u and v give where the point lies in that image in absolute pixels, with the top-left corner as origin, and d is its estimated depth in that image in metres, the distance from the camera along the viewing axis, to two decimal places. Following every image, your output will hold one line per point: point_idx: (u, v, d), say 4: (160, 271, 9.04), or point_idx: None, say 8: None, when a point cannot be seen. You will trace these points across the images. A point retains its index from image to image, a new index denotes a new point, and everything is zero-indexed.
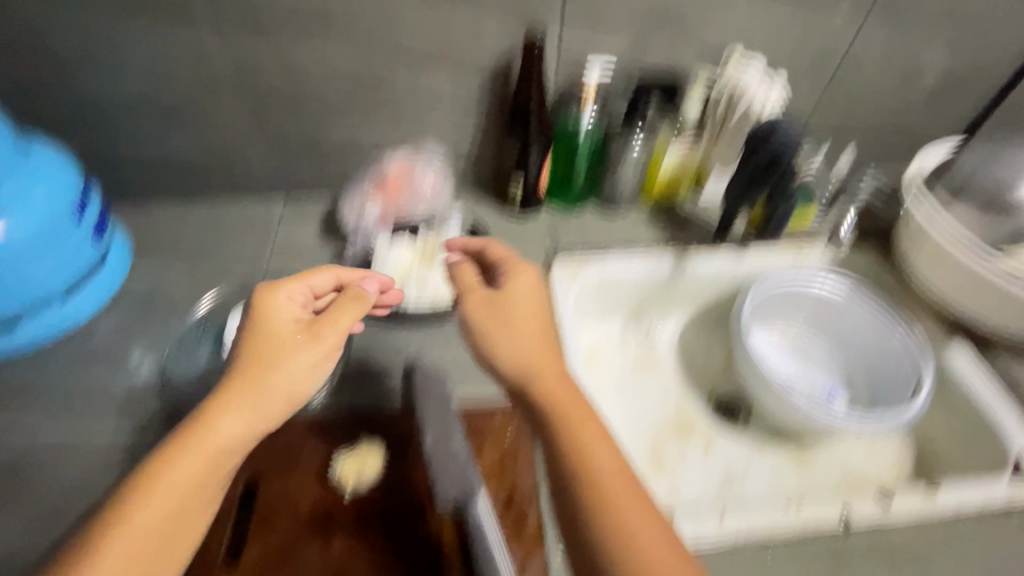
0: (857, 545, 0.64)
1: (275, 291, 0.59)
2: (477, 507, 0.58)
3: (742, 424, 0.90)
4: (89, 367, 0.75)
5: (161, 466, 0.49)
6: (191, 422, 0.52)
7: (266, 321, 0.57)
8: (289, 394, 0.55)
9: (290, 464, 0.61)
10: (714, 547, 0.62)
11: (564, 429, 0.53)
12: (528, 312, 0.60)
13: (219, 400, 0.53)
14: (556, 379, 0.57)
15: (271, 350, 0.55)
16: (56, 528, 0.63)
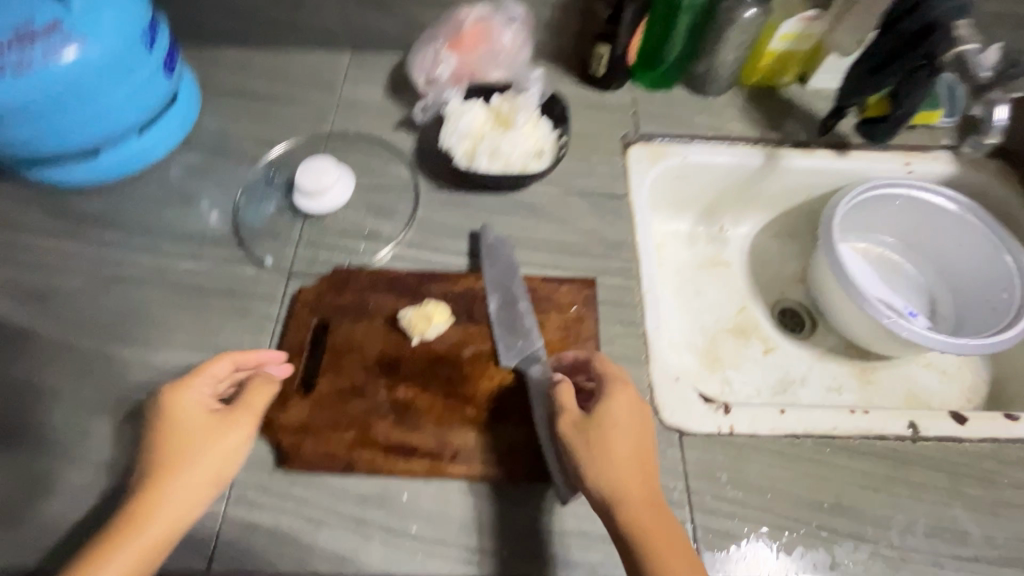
0: (923, 460, 0.58)
1: (190, 391, 0.52)
2: (539, 367, 0.58)
3: (807, 334, 0.87)
4: (163, 200, 0.75)
5: (87, 568, 0.43)
6: (119, 518, 0.46)
7: (183, 413, 0.51)
8: (221, 468, 0.50)
9: (357, 312, 0.62)
10: (766, 437, 0.59)
11: (651, 565, 0.44)
12: (629, 446, 0.50)
13: (144, 499, 0.47)
14: (647, 505, 0.47)
15: (187, 449, 0.49)
16: (136, 339, 0.64)
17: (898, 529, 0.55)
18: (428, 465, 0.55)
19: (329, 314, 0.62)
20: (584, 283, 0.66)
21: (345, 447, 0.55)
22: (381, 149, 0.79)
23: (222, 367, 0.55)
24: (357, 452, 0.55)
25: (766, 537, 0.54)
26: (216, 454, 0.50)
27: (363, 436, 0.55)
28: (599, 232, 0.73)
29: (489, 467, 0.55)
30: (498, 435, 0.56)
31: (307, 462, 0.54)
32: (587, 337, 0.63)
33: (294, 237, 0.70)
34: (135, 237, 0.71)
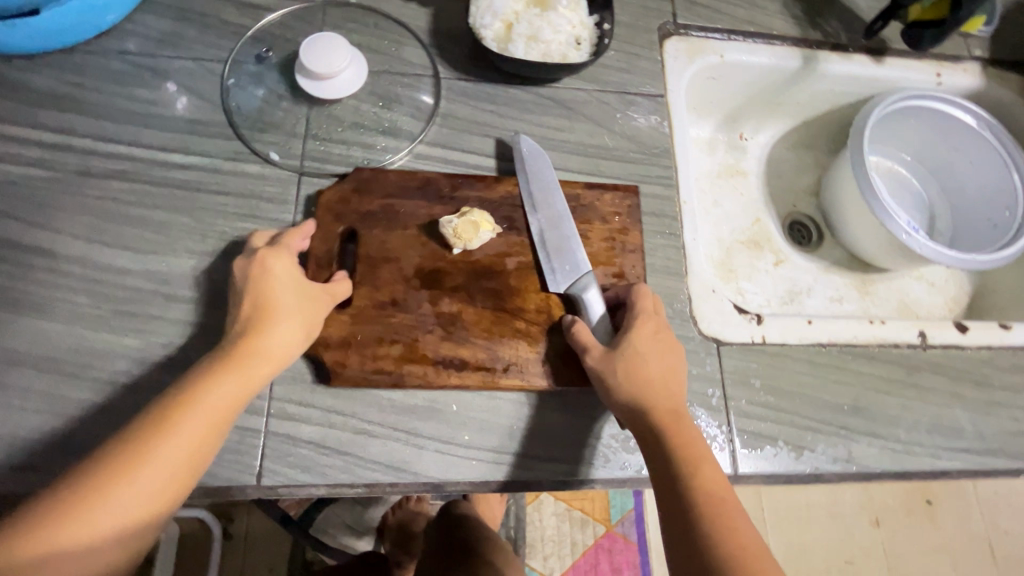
0: (930, 364, 0.63)
1: (282, 257, 0.50)
2: (590, 295, 0.54)
3: (814, 247, 0.89)
4: (130, 76, 0.62)
5: (194, 392, 0.44)
6: (195, 374, 0.45)
7: (281, 273, 0.49)
8: (309, 330, 0.49)
9: (388, 220, 0.57)
10: (794, 346, 0.62)
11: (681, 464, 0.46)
12: (659, 368, 0.51)
13: (225, 354, 0.46)
14: (675, 419, 0.49)
15: (284, 305, 0.48)
16: (127, 245, 0.55)
17: (906, 427, 0.60)
18: (480, 378, 0.53)
19: (357, 222, 0.56)
20: (627, 192, 0.63)
21: (393, 363, 0.52)
22: (391, 27, 0.68)
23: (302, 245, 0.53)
24: (406, 365, 0.52)
25: (793, 437, 0.58)
26: (308, 316, 0.49)
27: (410, 350, 0.53)
28: (638, 136, 0.68)
29: (544, 378, 0.54)
30: (548, 346, 0.55)
31: (354, 378, 0.51)
32: (633, 249, 0.60)
33: (300, 129, 0.61)
34: (102, 121, 0.59)
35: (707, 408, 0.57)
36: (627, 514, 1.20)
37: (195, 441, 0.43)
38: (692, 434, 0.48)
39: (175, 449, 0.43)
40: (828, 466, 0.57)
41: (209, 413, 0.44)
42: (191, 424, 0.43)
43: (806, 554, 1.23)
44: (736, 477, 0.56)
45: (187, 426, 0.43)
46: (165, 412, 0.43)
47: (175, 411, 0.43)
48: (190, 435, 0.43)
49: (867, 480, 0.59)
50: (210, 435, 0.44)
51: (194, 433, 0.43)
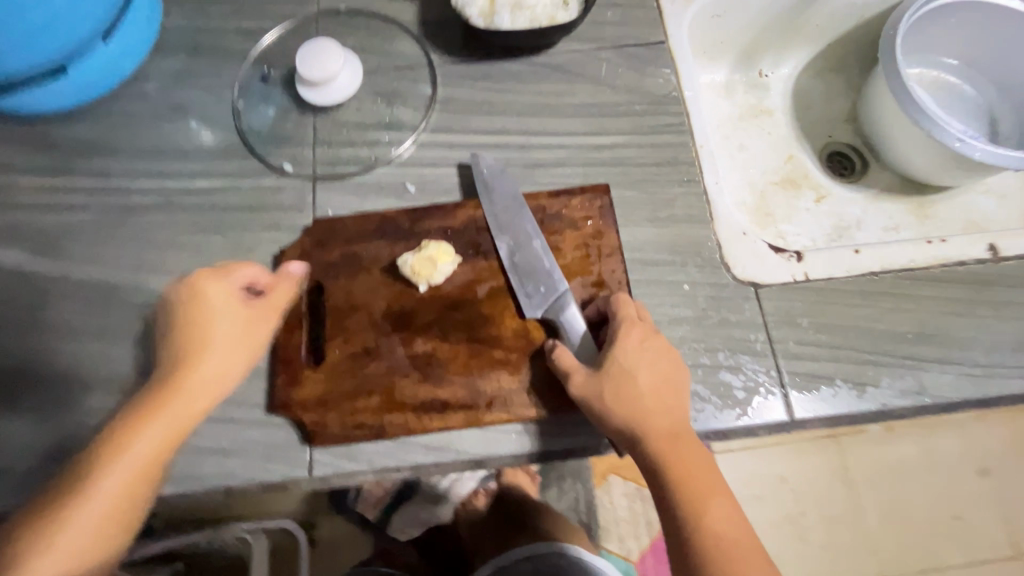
0: (1004, 278, 0.57)
1: (216, 290, 0.50)
2: (569, 314, 0.51)
3: (859, 175, 0.82)
4: (153, 116, 0.66)
5: (133, 428, 0.46)
6: (134, 410, 0.47)
7: (214, 306, 0.50)
8: (241, 360, 0.50)
9: (351, 266, 0.55)
10: (842, 278, 0.57)
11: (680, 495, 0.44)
12: (650, 386, 0.47)
13: (162, 389, 0.47)
14: (674, 444, 0.46)
15: (213, 339, 0.49)
16: (169, 269, 0.59)
17: (984, 348, 0.54)
18: (465, 418, 0.51)
19: (320, 274, 0.55)
20: (598, 190, 0.57)
21: (373, 414, 0.51)
22: (382, 25, 0.69)
23: (250, 273, 0.52)
24: (387, 412, 0.51)
25: (852, 374, 0.53)
26: (240, 351, 0.50)
27: (389, 398, 0.51)
28: (642, 87, 0.65)
29: (532, 408, 0.51)
30: (531, 374, 0.52)
31: (337, 434, 0.51)
32: (611, 251, 0.55)
33: (309, 137, 0.64)
34: (134, 160, 0.64)
35: (752, 353, 0.54)
36: None
37: (126, 483, 0.44)
38: (696, 461, 0.46)
39: (104, 494, 0.44)
40: (897, 401, 0.53)
41: (140, 454, 0.45)
42: (128, 462, 0.45)
43: (904, 511, 1.14)
44: (793, 423, 0.53)
45: (118, 468, 0.44)
46: (99, 455, 0.45)
47: (107, 455, 0.45)
48: (127, 474, 0.45)
49: (945, 410, 0.54)
50: (141, 478, 0.45)
51: (133, 470, 0.45)
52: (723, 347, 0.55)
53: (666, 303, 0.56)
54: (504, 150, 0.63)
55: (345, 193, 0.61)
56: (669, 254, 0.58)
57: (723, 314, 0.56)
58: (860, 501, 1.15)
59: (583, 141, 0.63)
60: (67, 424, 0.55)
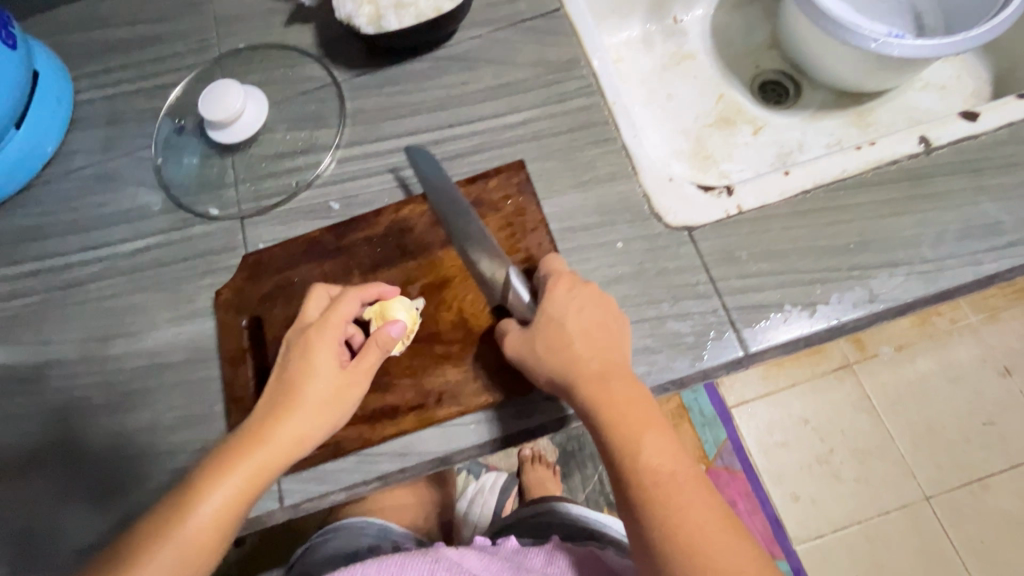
0: (940, 168, 0.55)
1: (328, 333, 0.49)
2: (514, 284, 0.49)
3: (795, 99, 0.81)
4: (80, 190, 0.68)
5: (213, 477, 0.45)
6: (218, 458, 0.46)
7: (314, 350, 0.49)
8: (326, 416, 0.48)
9: (285, 293, 0.55)
10: (775, 203, 0.56)
11: (611, 432, 0.43)
12: (581, 329, 0.47)
13: (245, 443, 0.46)
14: (608, 381, 0.45)
15: (303, 389, 0.48)
16: (118, 332, 0.60)
17: (931, 242, 0.53)
18: (417, 418, 0.51)
19: (257, 308, 0.56)
20: (514, 168, 0.57)
21: (327, 433, 0.51)
22: (282, 53, 0.69)
23: (354, 308, 0.50)
24: (340, 427, 0.51)
25: (801, 296, 0.52)
26: (325, 399, 0.48)
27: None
28: (545, 58, 0.65)
29: (481, 396, 0.51)
30: (475, 363, 0.51)
31: (295, 461, 0.51)
32: (535, 225, 0.55)
33: (231, 177, 0.65)
34: (69, 236, 0.65)
35: (696, 296, 0.54)
36: (724, 445, 1.16)
37: (197, 539, 0.43)
38: (631, 395, 0.45)
39: (179, 546, 0.43)
40: (851, 313, 0.51)
41: (218, 506, 0.44)
42: (199, 515, 0.44)
43: (931, 427, 1.12)
44: (749, 357, 0.52)
45: (194, 519, 0.44)
46: (184, 500, 0.45)
47: (189, 501, 0.44)
48: (196, 529, 0.44)
49: (904, 313, 0.52)
50: (213, 534, 0.44)
51: (201, 527, 0.44)
52: (666, 296, 0.54)
53: (603, 264, 0.56)
54: (420, 149, 0.63)
55: (272, 224, 0.62)
56: (599, 217, 0.57)
57: (661, 264, 0.55)
58: (885, 427, 1.13)
59: (495, 122, 0.63)
60: (40, 503, 0.55)
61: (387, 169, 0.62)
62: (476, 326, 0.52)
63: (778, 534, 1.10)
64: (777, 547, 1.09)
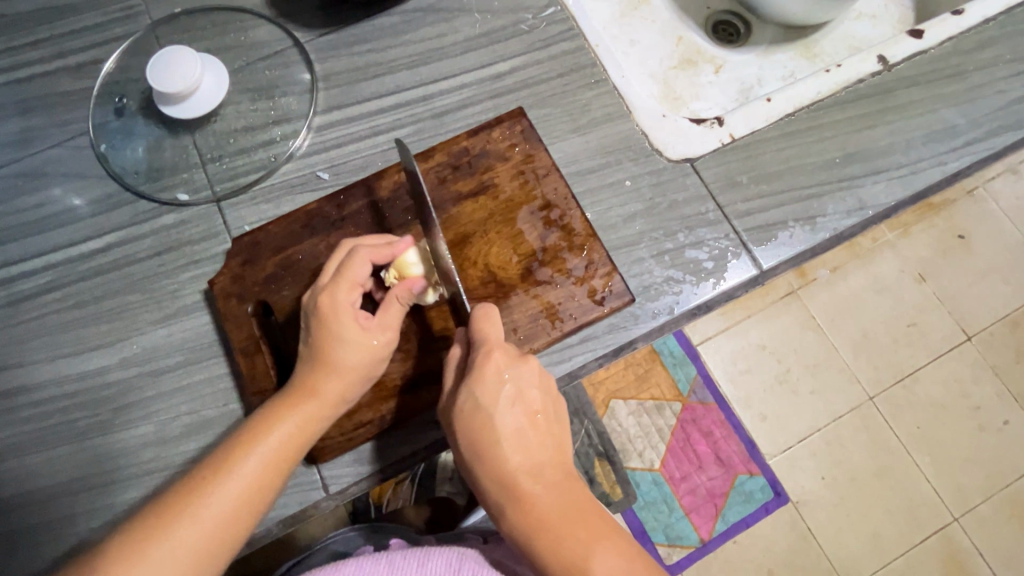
0: (901, 82, 0.60)
1: (340, 299, 0.45)
2: (572, 259, 0.51)
3: (745, 37, 0.84)
4: (6, 192, 0.58)
5: (263, 431, 0.44)
6: (262, 417, 0.45)
7: (333, 316, 0.45)
8: (360, 378, 0.46)
9: (293, 272, 0.51)
10: (763, 128, 0.58)
11: (547, 544, 0.41)
12: (513, 429, 0.44)
13: (289, 401, 0.45)
14: (549, 488, 0.43)
15: (333, 351, 0.45)
16: (91, 345, 0.53)
17: (902, 149, 0.58)
18: None
19: (262, 292, 0.51)
20: (515, 115, 0.55)
21: (370, 410, 0.49)
22: (229, 17, 0.62)
23: (364, 271, 0.47)
24: (381, 401, 0.50)
25: (800, 212, 0.56)
26: (359, 358, 0.46)
27: (379, 387, 0.50)
28: (521, 2, 0.63)
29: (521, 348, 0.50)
30: (510, 315, 0.50)
31: (338, 444, 0.49)
32: (547, 170, 0.54)
33: (194, 158, 0.58)
34: (4, 246, 0.56)
35: (707, 224, 0.56)
36: (695, 381, 1.23)
37: (249, 486, 0.42)
38: (571, 507, 0.43)
39: (231, 492, 0.42)
40: (845, 222, 0.56)
41: (269, 456, 0.43)
42: (250, 467, 0.43)
43: (871, 336, 1.24)
44: (763, 274, 0.55)
45: (246, 466, 0.43)
46: (235, 447, 0.43)
47: (240, 449, 0.43)
48: (246, 481, 0.42)
49: (887, 217, 0.57)
50: (265, 483, 0.43)
51: (251, 480, 0.43)
52: (680, 227, 0.55)
53: (615, 204, 0.56)
54: (406, 107, 0.60)
55: (255, 204, 0.56)
56: (603, 158, 0.58)
57: (670, 197, 0.56)
58: (832, 343, 1.24)
59: (480, 74, 0.61)
60: (34, 544, 0.49)
61: (375, 133, 0.59)
62: (505, 279, 0.51)
63: (753, 453, 1.19)
64: (754, 464, 1.18)
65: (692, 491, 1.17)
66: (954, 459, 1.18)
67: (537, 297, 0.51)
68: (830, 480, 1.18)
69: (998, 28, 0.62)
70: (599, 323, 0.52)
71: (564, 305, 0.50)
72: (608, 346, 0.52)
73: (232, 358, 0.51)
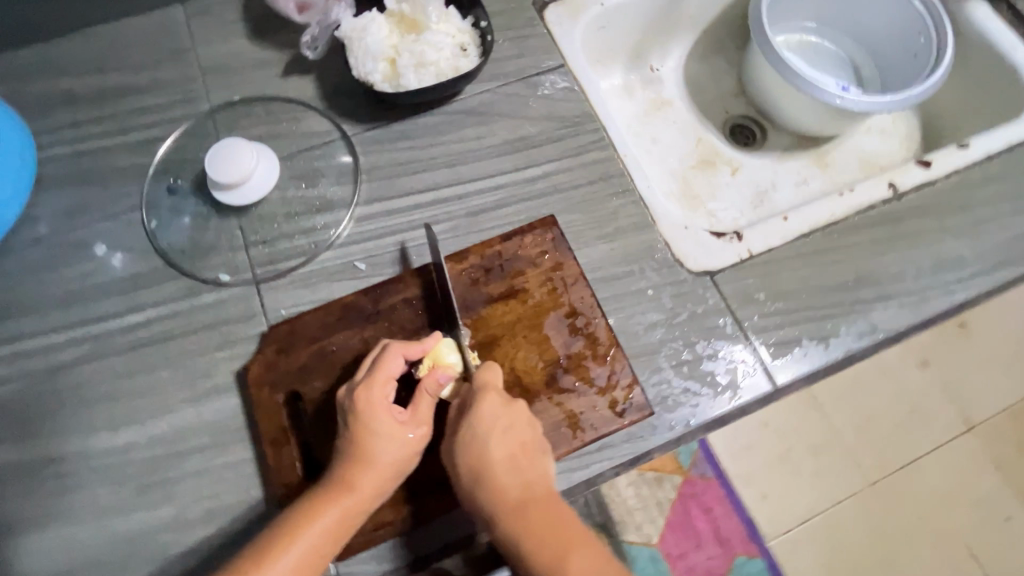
0: (911, 211, 0.63)
1: (375, 394, 0.48)
2: (596, 370, 0.53)
3: (761, 141, 0.89)
4: (56, 260, 0.61)
5: (299, 526, 0.45)
6: (297, 509, 0.46)
7: (369, 410, 0.47)
8: (394, 474, 0.48)
9: (328, 361, 0.54)
10: (780, 246, 0.61)
11: (500, 485, 0.47)
12: (494, 416, 0.48)
13: (324, 495, 0.47)
14: (510, 474, 0.48)
15: (370, 448, 0.47)
16: (121, 419, 0.54)
17: (912, 276, 0.61)
18: None
19: (295, 382, 0.53)
20: (546, 224, 0.59)
21: (390, 510, 0.50)
22: (283, 105, 0.67)
23: (397, 367, 0.49)
24: (403, 503, 0.51)
25: (813, 331, 0.58)
26: (394, 455, 0.47)
27: (404, 486, 0.51)
28: (556, 111, 0.67)
29: None
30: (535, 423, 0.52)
31: (358, 543, 0.50)
32: (575, 279, 0.57)
33: (238, 239, 0.61)
34: (48, 312, 0.58)
35: (724, 338, 0.58)
36: (697, 456, 1.22)
37: None
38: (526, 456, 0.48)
39: None
40: (857, 343, 0.58)
41: (303, 553, 0.44)
42: (284, 563, 0.44)
43: (876, 421, 1.22)
44: (778, 390, 0.57)
45: (280, 562, 0.44)
46: (270, 544, 0.44)
47: (275, 548, 0.44)
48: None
49: (898, 340, 0.60)
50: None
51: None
52: (699, 339, 0.58)
53: (638, 312, 0.58)
54: (443, 204, 0.63)
55: (293, 289, 0.59)
56: (627, 265, 0.60)
57: (690, 308, 0.59)
58: (835, 424, 1.23)
59: (514, 176, 0.64)
60: None
61: (413, 226, 0.62)
62: (530, 384, 0.53)
63: (752, 533, 1.17)
64: (753, 545, 1.16)
65: (690, 569, 1.15)
66: (956, 554, 1.15)
67: (559, 404, 0.53)
68: (831, 569, 1.15)
69: (1000, 165, 0.66)
70: (618, 434, 0.53)
71: (586, 415, 0.52)
72: (625, 455, 0.53)
73: (259, 443, 0.53)
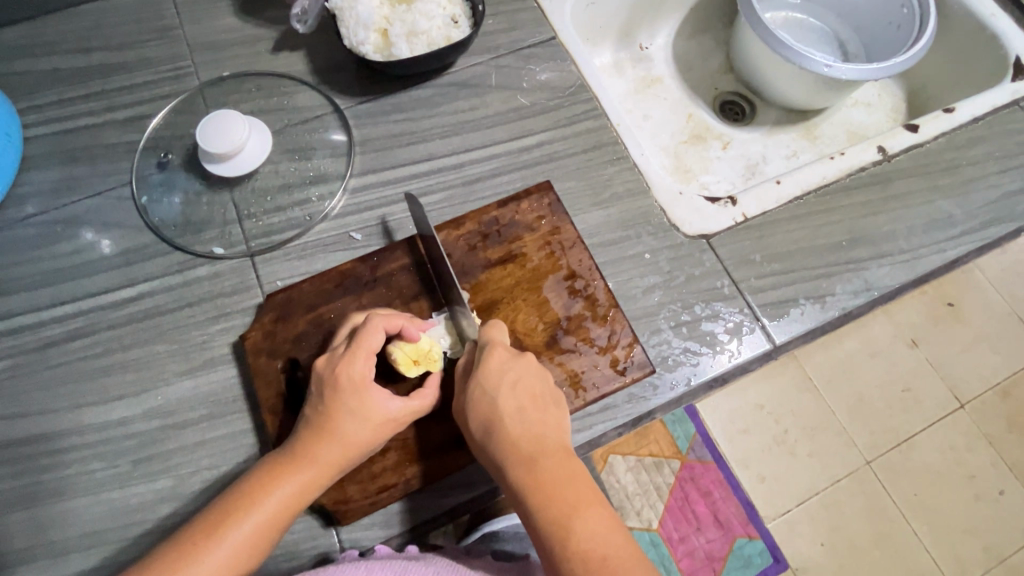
0: (900, 172, 0.64)
1: (356, 367, 0.46)
2: (596, 331, 0.54)
3: (750, 117, 0.90)
4: (44, 238, 0.59)
5: (259, 494, 0.44)
6: (258, 475, 0.45)
7: (346, 382, 0.46)
8: (360, 448, 0.46)
9: (326, 329, 0.53)
10: (774, 209, 0.62)
11: (515, 437, 0.46)
12: (503, 366, 0.47)
13: (285, 463, 0.45)
14: (524, 425, 0.46)
15: (341, 421, 0.45)
16: (114, 394, 0.53)
17: (903, 236, 0.62)
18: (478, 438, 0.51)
19: (293, 350, 0.53)
20: (542, 190, 0.59)
21: (393, 474, 0.50)
22: (274, 80, 0.66)
23: (379, 339, 0.48)
24: (405, 467, 0.50)
25: (809, 290, 0.59)
26: (365, 428, 0.46)
27: (405, 451, 0.51)
28: (548, 82, 0.67)
29: None
30: None
31: (361, 508, 0.49)
32: (573, 242, 0.57)
33: (230, 213, 0.60)
34: (37, 290, 0.57)
35: (723, 299, 0.58)
36: (694, 439, 1.22)
37: (235, 554, 0.42)
38: (537, 408, 0.47)
39: (218, 558, 0.42)
40: (852, 301, 0.59)
41: (261, 522, 0.43)
42: (241, 531, 0.43)
43: None
44: (777, 348, 0.57)
45: (236, 532, 0.43)
46: (226, 512, 0.43)
47: (232, 516, 0.43)
48: (235, 544, 0.42)
49: (892, 298, 0.60)
50: (250, 553, 0.43)
51: (240, 544, 0.42)
52: (697, 300, 0.58)
53: (636, 275, 0.59)
54: (439, 175, 0.63)
55: (289, 261, 0.58)
56: (623, 230, 0.61)
57: (687, 271, 0.59)
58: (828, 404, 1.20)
59: (507, 146, 0.64)
60: None
61: None
62: (530, 345, 0.53)
63: (751, 515, 1.17)
64: (753, 526, 1.16)
65: (690, 553, 1.16)
66: None
67: (560, 365, 0.53)
68: (830, 547, 1.14)
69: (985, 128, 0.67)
70: (619, 394, 0.53)
71: (587, 374, 0.52)
72: (628, 415, 0.53)
73: (257, 412, 0.52)
